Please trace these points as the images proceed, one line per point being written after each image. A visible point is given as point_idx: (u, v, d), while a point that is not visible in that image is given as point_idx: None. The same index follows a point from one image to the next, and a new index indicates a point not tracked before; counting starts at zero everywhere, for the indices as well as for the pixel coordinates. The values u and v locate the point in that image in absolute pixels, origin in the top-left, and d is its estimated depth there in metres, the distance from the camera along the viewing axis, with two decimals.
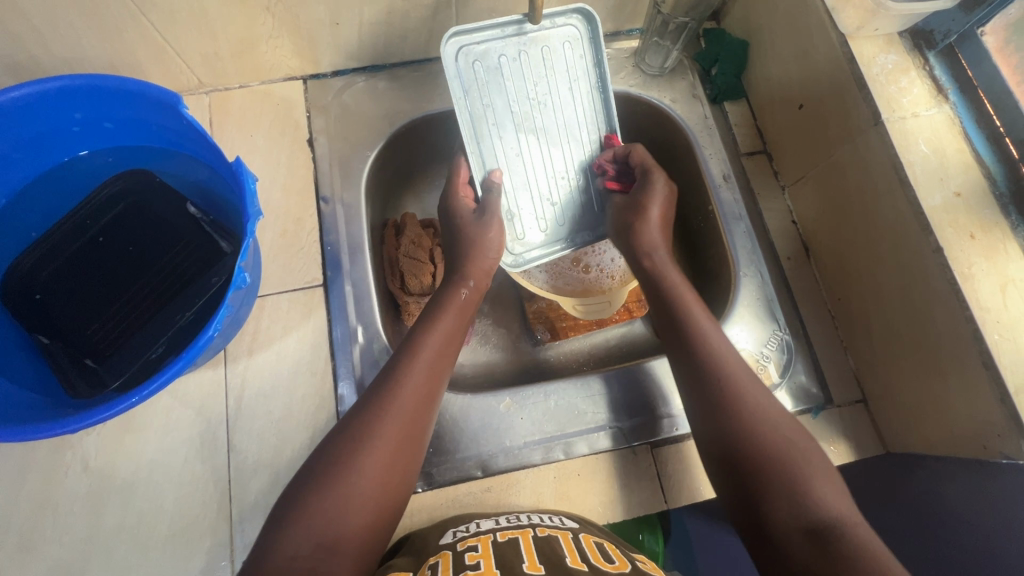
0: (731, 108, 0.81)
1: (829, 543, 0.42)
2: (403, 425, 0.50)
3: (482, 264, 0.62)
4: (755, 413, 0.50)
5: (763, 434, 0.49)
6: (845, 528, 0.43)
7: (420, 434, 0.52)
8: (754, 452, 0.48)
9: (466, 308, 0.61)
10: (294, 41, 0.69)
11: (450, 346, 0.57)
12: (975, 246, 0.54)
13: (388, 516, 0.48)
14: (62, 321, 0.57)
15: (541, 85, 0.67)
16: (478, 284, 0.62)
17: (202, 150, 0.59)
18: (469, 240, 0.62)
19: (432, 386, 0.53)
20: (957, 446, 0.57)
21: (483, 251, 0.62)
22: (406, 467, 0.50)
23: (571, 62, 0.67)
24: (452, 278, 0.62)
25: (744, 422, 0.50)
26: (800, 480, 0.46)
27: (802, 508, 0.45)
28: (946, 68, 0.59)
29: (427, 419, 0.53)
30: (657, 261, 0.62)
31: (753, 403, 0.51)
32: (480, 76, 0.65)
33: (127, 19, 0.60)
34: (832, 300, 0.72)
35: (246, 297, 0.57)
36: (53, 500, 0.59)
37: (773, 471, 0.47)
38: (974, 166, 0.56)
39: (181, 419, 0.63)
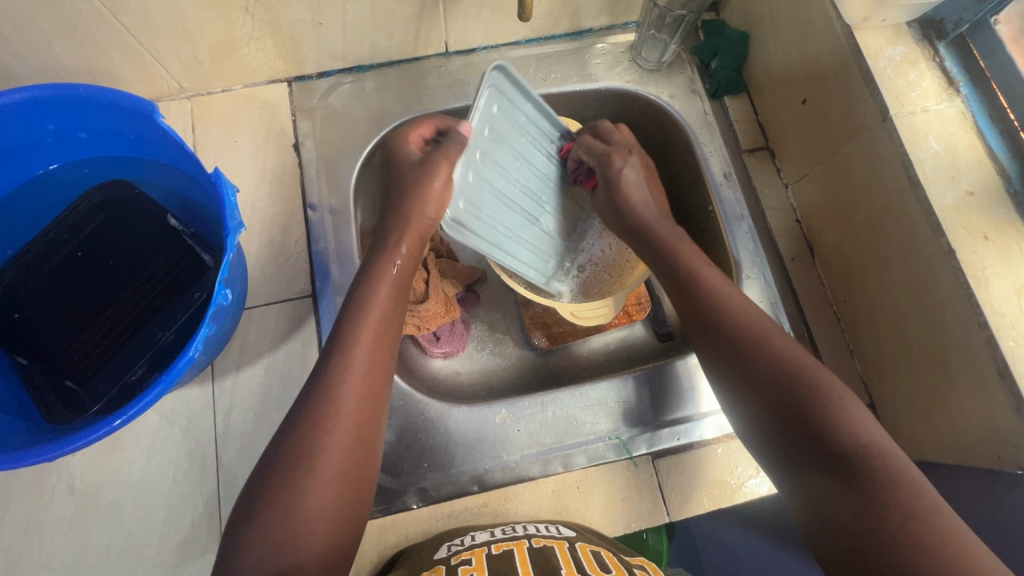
0: (731, 103, 0.78)
1: (855, 479, 0.41)
2: (355, 407, 0.47)
3: (417, 228, 0.56)
4: (759, 364, 0.48)
5: (775, 378, 0.47)
6: (875, 459, 0.42)
7: (376, 409, 0.49)
8: (766, 402, 0.47)
9: (405, 278, 0.55)
10: (276, 43, 0.67)
11: (387, 322, 0.52)
12: (988, 248, 0.51)
13: (360, 502, 0.47)
14: (41, 342, 0.56)
15: (509, 150, 0.59)
16: (413, 252, 0.56)
17: (180, 160, 0.57)
18: (404, 204, 0.55)
19: (372, 374, 0.49)
20: (969, 456, 0.55)
21: (419, 217, 0.55)
22: (368, 445, 0.48)
23: (512, 114, 0.58)
24: (386, 249, 0.55)
25: (753, 376, 0.48)
26: (822, 417, 0.44)
27: (827, 444, 0.43)
28: (957, 59, 0.56)
29: (383, 391, 0.50)
30: (647, 226, 0.60)
31: (757, 352, 0.48)
32: (473, 201, 0.57)
33: (99, 25, 0.57)
34: (837, 302, 0.70)
35: (232, 309, 0.56)
36: (40, 524, 0.58)
37: (791, 415, 0.45)
38: (988, 163, 0.53)
39: (168, 437, 0.61)
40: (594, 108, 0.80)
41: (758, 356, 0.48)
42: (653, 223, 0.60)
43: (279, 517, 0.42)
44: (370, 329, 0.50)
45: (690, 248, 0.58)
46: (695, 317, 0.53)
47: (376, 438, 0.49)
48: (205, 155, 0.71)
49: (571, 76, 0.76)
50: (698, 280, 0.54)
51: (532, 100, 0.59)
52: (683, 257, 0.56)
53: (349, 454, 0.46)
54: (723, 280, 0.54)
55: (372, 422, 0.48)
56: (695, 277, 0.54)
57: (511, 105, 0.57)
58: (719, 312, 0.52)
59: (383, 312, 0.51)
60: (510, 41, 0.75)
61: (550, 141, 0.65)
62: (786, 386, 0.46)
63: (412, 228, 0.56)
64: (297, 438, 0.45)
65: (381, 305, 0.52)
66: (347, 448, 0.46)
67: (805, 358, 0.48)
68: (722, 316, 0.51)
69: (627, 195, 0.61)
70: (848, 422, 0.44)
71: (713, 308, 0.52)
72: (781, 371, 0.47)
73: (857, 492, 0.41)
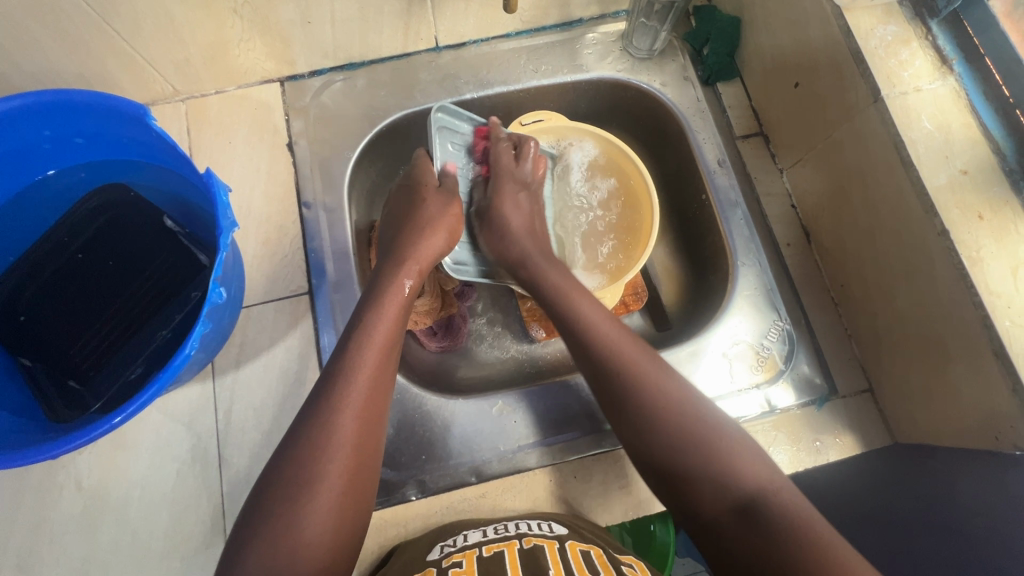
0: (725, 88, 0.78)
1: (757, 523, 0.43)
2: (358, 418, 0.48)
3: (428, 250, 0.60)
4: (652, 418, 0.50)
5: (668, 427, 0.49)
6: (771, 499, 0.44)
7: (378, 423, 0.50)
8: (664, 456, 0.48)
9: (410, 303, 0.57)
10: (266, 42, 0.67)
11: (394, 339, 0.54)
12: (983, 227, 0.50)
13: (360, 514, 0.47)
14: (44, 344, 0.57)
15: (477, 179, 0.69)
16: (421, 271, 0.59)
17: (173, 162, 0.58)
18: (415, 224, 0.61)
19: (377, 391, 0.50)
20: (968, 438, 0.54)
21: (427, 235, 0.60)
22: (370, 460, 0.48)
23: (475, 145, 0.67)
24: (395, 269, 0.58)
25: (648, 430, 0.49)
26: (715, 463, 0.46)
27: (725, 491, 0.45)
28: (950, 37, 0.55)
29: (385, 407, 0.51)
30: (534, 265, 0.62)
31: (649, 404, 0.50)
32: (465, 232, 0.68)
33: (90, 30, 0.58)
34: (834, 286, 0.69)
35: (228, 306, 0.58)
36: (49, 520, 0.60)
37: (688, 466, 0.47)
38: (982, 141, 0.52)
39: (171, 434, 0.62)
40: (586, 99, 0.80)
41: (651, 407, 0.50)
42: (529, 257, 0.62)
43: (282, 519, 0.42)
44: (377, 346, 0.52)
45: (582, 292, 0.59)
46: (591, 367, 0.54)
47: (377, 452, 0.49)
48: (201, 156, 0.72)
49: (563, 67, 0.75)
50: (589, 328, 0.55)
51: (484, 128, 0.66)
52: (575, 303, 0.57)
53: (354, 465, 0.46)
54: (601, 314, 0.56)
55: (374, 436, 0.49)
56: (585, 322, 0.56)
57: (466, 139, 0.67)
58: (612, 362, 0.53)
59: (389, 331, 0.53)
60: (500, 34, 0.75)
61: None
62: (680, 434, 0.48)
63: (419, 253, 0.59)
64: (304, 441, 0.46)
65: (387, 325, 0.54)
66: (352, 459, 0.46)
67: (693, 404, 0.50)
68: (616, 365, 0.52)
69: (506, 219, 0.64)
70: (740, 467, 0.46)
71: (604, 357, 0.53)
72: (675, 422, 0.49)
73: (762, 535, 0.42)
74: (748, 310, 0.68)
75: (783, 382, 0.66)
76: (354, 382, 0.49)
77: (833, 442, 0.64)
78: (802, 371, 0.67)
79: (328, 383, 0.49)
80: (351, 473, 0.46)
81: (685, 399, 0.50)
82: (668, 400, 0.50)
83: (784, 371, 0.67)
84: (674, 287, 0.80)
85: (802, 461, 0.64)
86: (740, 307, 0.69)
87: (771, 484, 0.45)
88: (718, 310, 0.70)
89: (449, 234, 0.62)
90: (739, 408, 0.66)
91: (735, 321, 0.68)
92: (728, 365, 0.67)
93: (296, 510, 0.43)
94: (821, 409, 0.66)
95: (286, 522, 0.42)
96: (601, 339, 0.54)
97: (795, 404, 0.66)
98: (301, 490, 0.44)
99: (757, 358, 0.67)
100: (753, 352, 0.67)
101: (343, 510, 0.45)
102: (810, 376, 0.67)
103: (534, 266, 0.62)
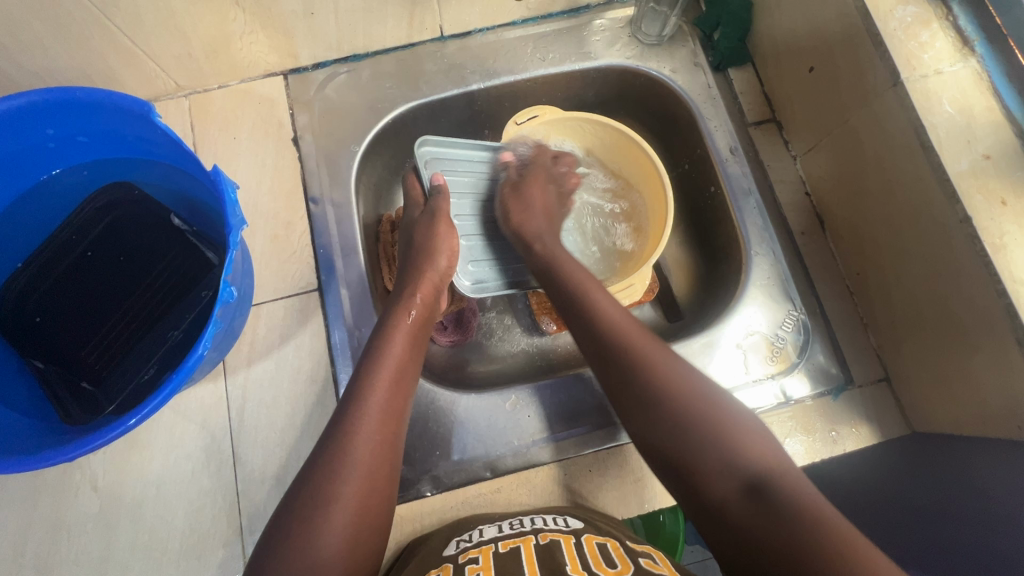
0: (736, 74, 0.76)
1: (765, 500, 0.41)
2: (376, 434, 0.49)
3: (431, 278, 0.61)
4: (663, 393, 0.48)
5: (685, 405, 0.47)
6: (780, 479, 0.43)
7: (393, 449, 0.50)
8: (676, 442, 0.46)
9: (424, 325, 0.59)
10: (268, 35, 0.66)
11: (407, 370, 0.54)
12: (1007, 213, 0.48)
13: (375, 535, 0.47)
14: (56, 347, 0.57)
15: (468, 199, 0.71)
16: (426, 301, 0.60)
17: (179, 159, 0.57)
18: (421, 248, 0.62)
19: (392, 423, 0.51)
20: (988, 427, 0.53)
21: (432, 260, 0.61)
22: (383, 485, 0.49)
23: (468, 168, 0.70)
24: (403, 299, 0.59)
25: (658, 411, 0.47)
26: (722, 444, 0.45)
27: (735, 468, 0.44)
28: (972, 17, 0.53)
29: (400, 432, 0.52)
30: (544, 245, 0.63)
31: (659, 383, 0.48)
32: (470, 253, 0.69)
33: (90, 25, 0.57)
34: (850, 276, 0.68)
35: (239, 306, 0.58)
36: (66, 521, 0.60)
37: (703, 451, 0.45)
38: (1005, 125, 0.51)
39: (185, 434, 0.62)
40: (594, 88, 0.78)
41: (663, 389, 0.48)
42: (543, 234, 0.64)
43: (302, 538, 0.43)
44: (391, 368, 0.53)
45: (606, 292, 0.57)
46: (623, 370, 0.50)
47: (395, 472, 0.50)
48: (205, 153, 0.71)
49: (571, 55, 0.74)
50: (603, 314, 0.54)
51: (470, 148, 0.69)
52: (590, 298, 0.55)
53: (370, 483, 0.47)
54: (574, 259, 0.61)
55: (393, 455, 0.50)
56: (614, 324, 0.53)
57: (456, 162, 0.69)
58: (630, 356, 0.51)
59: (403, 356, 0.55)
60: (506, 22, 0.74)
61: (507, 163, 0.72)
62: (690, 428, 0.46)
63: (423, 281, 0.60)
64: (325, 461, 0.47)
65: (401, 348, 0.55)
66: (368, 480, 0.47)
67: (703, 391, 0.48)
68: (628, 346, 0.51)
69: (530, 193, 0.67)
70: (747, 454, 0.44)
71: (618, 343, 0.52)
72: (689, 402, 0.47)
73: (773, 514, 0.40)
74: (763, 300, 0.68)
75: (798, 373, 0.66)
76: (371, 402, 0.50)
77: (849, 432, 0.64)
78: (817, 362, 0.66)
79: (349, 402, 0.51)
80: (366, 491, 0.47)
81: (703, 404, 0.47)
82: (671, 374, 0.49)
83: (799, 362, 0.66)
84: (684, 278, 0.79)
85: (818, 451, 0.64)
86: (754, 297, 0.68)
87: (776, 465, 0.44)
88: (731, 301, 0.69)
89: (451, 252, 0.62)
90: (754, 399, 0.65)
91: (749, 311, 0.68)
92: (742, 356, 0.66)
93: (314, 529, 0.44)
94: (836, 400, 0.65)
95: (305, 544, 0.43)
96: (634, 346, 0.51)
97: (809, 394, 0.65)
98: (318, 509, 0.45)
99: (772, 349, 0.66)
100: (767, 343, 0.66)
101: (359, 529, 0.46)
102: (826, 366, 0.66)
103: (548, 243, 0.63)
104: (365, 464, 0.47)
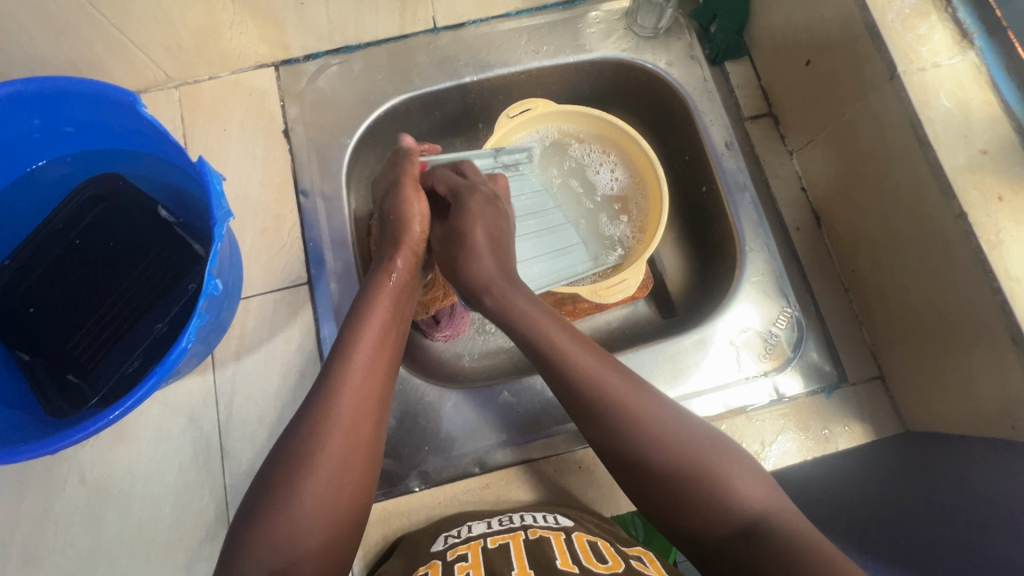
0: (732, 68, 0.75)
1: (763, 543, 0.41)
2: (357, 398, 0.48)
3: (409, 239, 0.58)
4: (641, 454, 0.46)
5: (676, 486, 0.45)
6: (768, 518, 0.43)
7: (378, 408, 0.49)
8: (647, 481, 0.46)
9: (404, 290, 0.57)
10: (259, 25, 0.65)
11: (388, 333, 0.53)
12: (1003, 209, 0.47)
13: (359, 501, 0.46)
14: (44, 338, 0.56)
15: None
16: (407, 263, 0.58)
17: (166, 150, 0.56)
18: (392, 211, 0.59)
19: (374, 385, 0.50)
20: (983, 427, 0.52)
21: (409, 222, 0.59)
22: (367, 445, 0.48)
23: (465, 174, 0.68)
24: (383, 262, 0.57)
25: (646, 480, 0.46)
26: (725, 502, 0.43)
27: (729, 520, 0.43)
28: (972, 9, 0.53)
29: (385, 394, 0.51)
30: (498, 291, 0.54)
31: (641, 444, 0.46)
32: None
33: (79, 16, 0.56)
34: (844, 271, 0.67)
35: (226, 299, 0.57)
36: (54, 512, 0.60)
37: (696, 508, 0.44)
38: (1003, 119, 0.50)
39: (172, 427, 0.62)
40: (589, 81, 0.77)
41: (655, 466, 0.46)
42: (493, 280, 0.54)
43: (283, 503, 0.42)
44: (374, 328, 0.52)
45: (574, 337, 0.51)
46: (596, 414, 0.48)
47: (379, 435, 0.49)
48: (195, 145, 0.71)
49: (565, 48, 0.73)
50: (567, 363, 0.49)
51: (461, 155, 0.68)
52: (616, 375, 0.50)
53: (351, 448, 0.46)
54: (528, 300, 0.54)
55: (375, 417, 0.49)
56: (593, 377, 0.48)
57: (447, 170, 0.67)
58: (617, 423, 0.47)
59: (385, 319, 0.53)
60: (500, 14, 0.73)
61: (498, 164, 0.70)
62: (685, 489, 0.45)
63: (402, 243, 0.58)
64: (302, 436, 0.45)
65: (382, 314, 0.53)
66: (349, 445, 0.46)
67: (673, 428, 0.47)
68: (594, 391, 0.48)
69: (467, 236, 0.56)
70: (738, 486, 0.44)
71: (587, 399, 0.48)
72: (674, 463, 0.45)
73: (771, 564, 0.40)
74: (758, 296, 0.67)
75: (791, 371, 0.65)
76: (350, 367, 0.49)
77: (841, 431, 0.64)
78: (810, 359, 0.66)
79: (332, 370, 0.49)
80: (348, 455, 0.46)
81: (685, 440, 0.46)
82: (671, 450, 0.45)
83: (792, 359, 0.65)
84: (679, 272, 0.78)
85: (811, 449, 0.63)
86: (749, 292, 0.67)
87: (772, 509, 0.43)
88: (726, 295, 0.68)
89: (425, 220, 0.60)
90: (748, 397, 0.65)
91: (743, 307, 0.67)
92: (735, 353, 0.66)
93: (293, 496, 0.43)
94: (829, 398, 0.64)
95: (286, 509, 0.42)
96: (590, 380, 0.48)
97: (803, 392, 0.65)
98: (300, 472, 0.44)
99: (765, 346, 0.66)
100: (760, 341, 0.66)
101: (343, 493, 0.45)
102: (819, 364, 0.66)
103: (500, 291, 0.54)
104: (346, 427, 0.46)
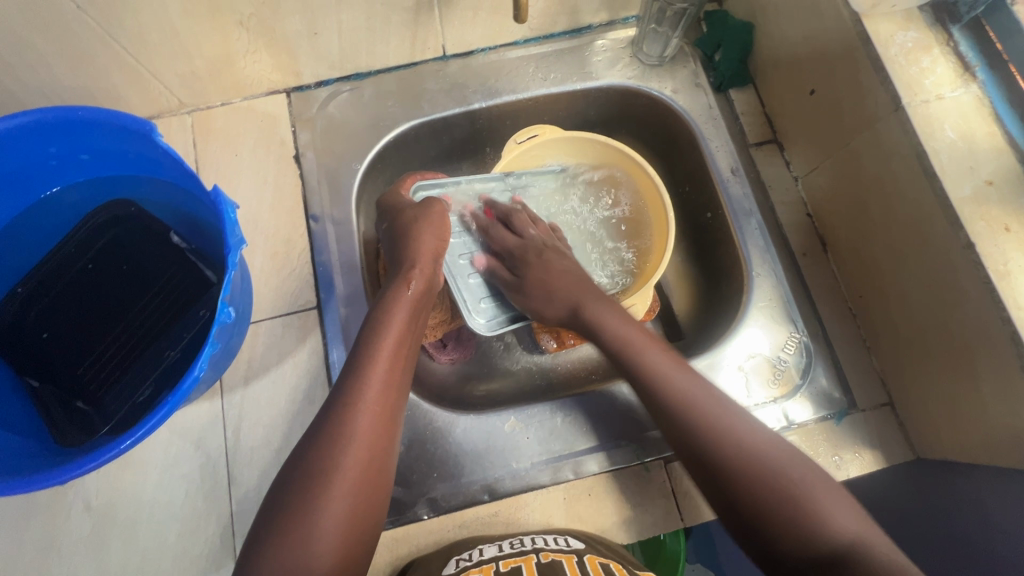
0: (737, 95, 0.76)
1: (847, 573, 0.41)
2: (374, 413, 0.48)
3: (424, 249, 0.59)
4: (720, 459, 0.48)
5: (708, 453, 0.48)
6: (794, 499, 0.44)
7: (393, 423, 0.50)
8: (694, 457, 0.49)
9: (419, 303, 0.57)
10: (273, 54, 0.66)
11: (403, 348, 0.53)
12: (1010, 239, 0.48)
13: (372, 518, 0.47)
14: (54, 365, 0.56)
15: (479, 232, 0.69)
16: (423, 273, 0.58)
17: (181, 177, 0.57)
18: (404, 228, 0.60)
19: (389, 400, 0.50)
20: (995, 456, 0.52)
21: (423, 233, 0.59)
22: (382, 460, 0.48)
23: (473, 199, 0.69)
24: (399, 274, 0.58)
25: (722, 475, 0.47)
26: (800, 505, 0.44)
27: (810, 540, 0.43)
28: (973, 43, 0.54)
29: (399, 409, 0.51)
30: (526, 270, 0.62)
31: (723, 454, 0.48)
32: (483, 289, 0.66)
33: (97, 45, 0.57)
34: (851, 296, 0.68)
35: (237, 324, 0.57)
36: (57, 541, 0.59)
37: (767, 512, 0.45)
38: (1007, 151, 0.51)
39: (180, 453, 0.62)
40: (595, 107, 0.78)
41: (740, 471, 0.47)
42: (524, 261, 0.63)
43: (298, 524, 0.42)
44: (389, 340, 0.52)
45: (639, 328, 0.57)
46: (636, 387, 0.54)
47: (391, 450, 0.49)
48: (206, 170, 0.72)
49: (572, 75, 0.74)
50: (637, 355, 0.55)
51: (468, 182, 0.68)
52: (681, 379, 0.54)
53: (366, 466, 0.46)
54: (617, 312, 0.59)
55: (389, 433, 0.49)
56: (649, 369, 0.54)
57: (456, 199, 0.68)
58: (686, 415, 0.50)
59: (400, 333, 0.54)
60: (508, 42, 0.74)
61: (506, 190, 0.71)
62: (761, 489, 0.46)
63: (417, 254, 0.58)
64: (315, 462, 0.45)
65: (397, 328, 0.54)
66: (363, 463, 0.46)
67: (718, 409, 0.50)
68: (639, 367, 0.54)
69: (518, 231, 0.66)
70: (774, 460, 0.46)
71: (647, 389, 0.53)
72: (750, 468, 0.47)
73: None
74: (765, 322, 0.67)
75: (801, 398, 0.65)
76: (367, 383, 0.49)
77: (853, 457, 0.63)
78: (819, 385, 0.66)
79: (346, 387, 0.49)
80: (362, 473, 0.46)
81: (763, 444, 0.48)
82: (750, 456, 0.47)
83: (801, 385, 0.65)
84: (685, 295, 0.79)
85: None
86: (756, 318, 0.67)
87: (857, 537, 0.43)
88: (734, 320, 0.69)
89: (440, 233, 0.61)
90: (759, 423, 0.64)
91: (752, 333, 0.67)
92: (744, 379, 0.66)
93: (310, 516, 0.43)
94: (840, 425, 0.64)
95: (304, 527, 0.42)
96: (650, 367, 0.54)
97: (813, 418, 0.64)
98: (315, 490, 0.44)
99: (774, 371, 0.66)
100: (769, 366, 0.66)
101: (357, 509, 0.45)
102: (828, 389, 0.65)
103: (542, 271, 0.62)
104: (363, 444, 0.46)
